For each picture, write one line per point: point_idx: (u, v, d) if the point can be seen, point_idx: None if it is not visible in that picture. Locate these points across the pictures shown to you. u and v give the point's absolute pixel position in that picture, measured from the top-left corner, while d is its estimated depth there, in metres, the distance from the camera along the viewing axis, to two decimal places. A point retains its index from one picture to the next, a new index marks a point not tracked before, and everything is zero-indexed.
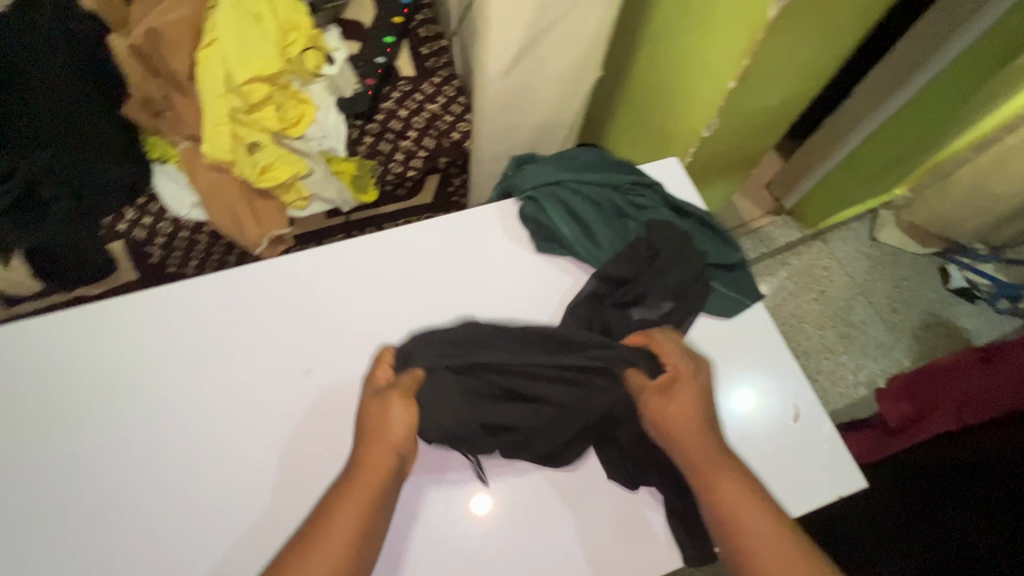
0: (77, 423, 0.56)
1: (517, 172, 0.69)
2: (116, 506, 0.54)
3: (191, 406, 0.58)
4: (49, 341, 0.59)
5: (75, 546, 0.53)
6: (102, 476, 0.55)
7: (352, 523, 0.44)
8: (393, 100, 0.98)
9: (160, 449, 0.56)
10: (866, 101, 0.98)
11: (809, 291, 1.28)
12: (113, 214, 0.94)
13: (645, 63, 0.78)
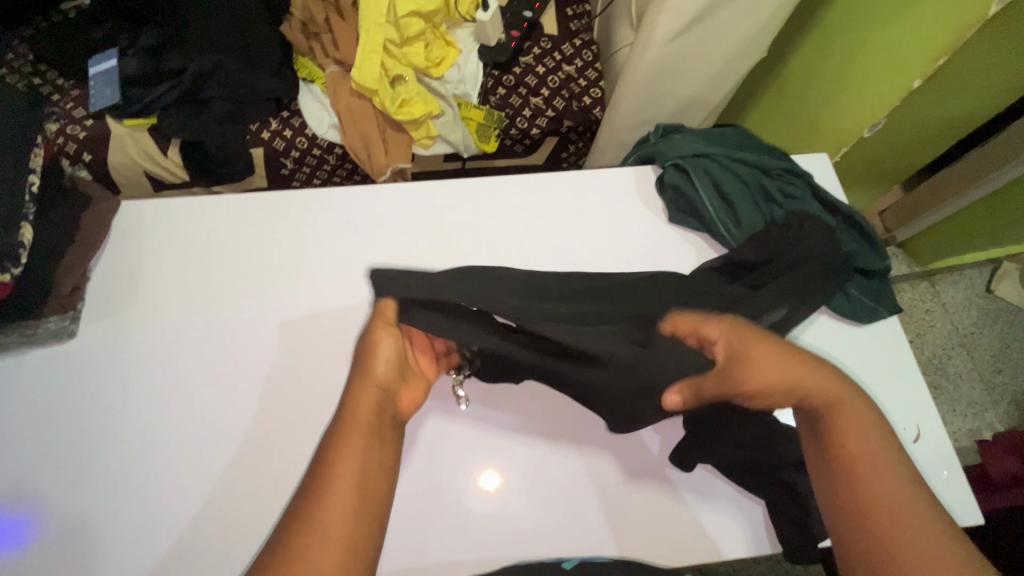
0: (135, 314, 0.58)
1: (662, 139, 0.68)
2: (155, 403, 0.55)
3: (291, 313, 0.59)
4: (213, 218, 0.63)
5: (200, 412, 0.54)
6: (147, 372, 0.56)
7: (354, 479, 0.39)
8: (532, 56, 0.99)
9: (204, 362, 0.56)
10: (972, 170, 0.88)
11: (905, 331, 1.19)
12: (259, 121, 0.99)
13: (811, 51, 0.74)
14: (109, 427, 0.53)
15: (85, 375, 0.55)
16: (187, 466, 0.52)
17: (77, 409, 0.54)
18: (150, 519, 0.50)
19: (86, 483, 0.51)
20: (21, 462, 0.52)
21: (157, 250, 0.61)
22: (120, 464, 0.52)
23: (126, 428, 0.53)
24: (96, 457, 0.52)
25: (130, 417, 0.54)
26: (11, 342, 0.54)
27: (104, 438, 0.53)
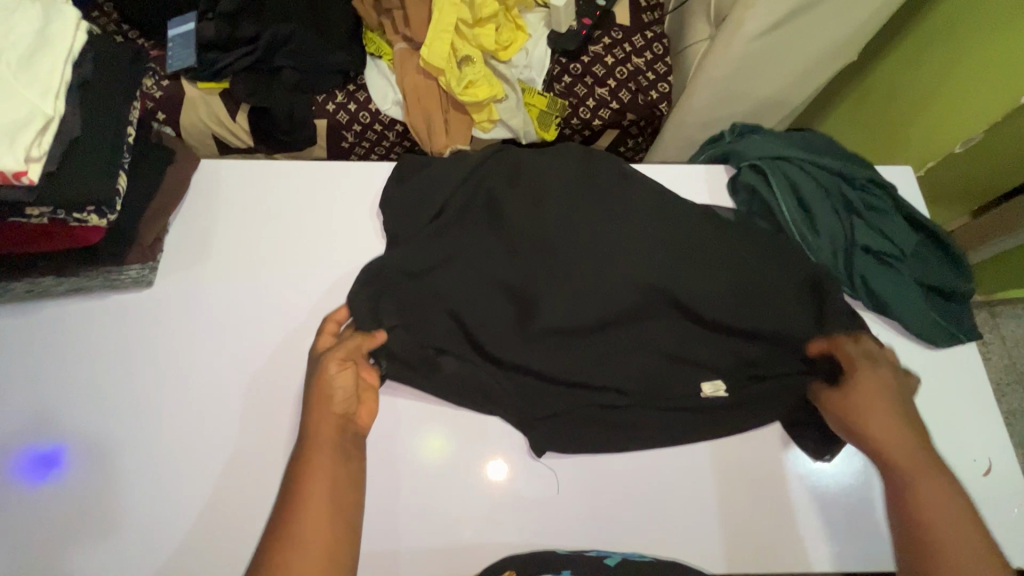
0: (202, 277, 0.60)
1: (738, 139, 0.66)
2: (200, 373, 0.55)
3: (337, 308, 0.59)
4: (287, 182, 0.64)
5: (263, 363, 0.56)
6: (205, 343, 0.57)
7: (328, 495, 0.45)
8: (602, 46, 0.97)
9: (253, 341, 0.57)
10: None
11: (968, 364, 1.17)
12: (326, 92, 1.00)
13: (904, 60, 0.72)
14: (179, 372, 0.55)
15: (160, 321, 0.57)
16: (244, 418, 0.54)
17: (152, 351, 0.56)
18: (215, 462, 0.52)
19: (140, 428, 0.53)
20: (93, 398, 0.54)
21: (233, 207, 0.63)
22: (188, 409, 0.54)
23: (192, 375, 0.55)
24: (166, 398, 0.54)
25: (197, 367, 0.56)
26: (95, 285, 0.57)
27: (175, 383, 0.55)
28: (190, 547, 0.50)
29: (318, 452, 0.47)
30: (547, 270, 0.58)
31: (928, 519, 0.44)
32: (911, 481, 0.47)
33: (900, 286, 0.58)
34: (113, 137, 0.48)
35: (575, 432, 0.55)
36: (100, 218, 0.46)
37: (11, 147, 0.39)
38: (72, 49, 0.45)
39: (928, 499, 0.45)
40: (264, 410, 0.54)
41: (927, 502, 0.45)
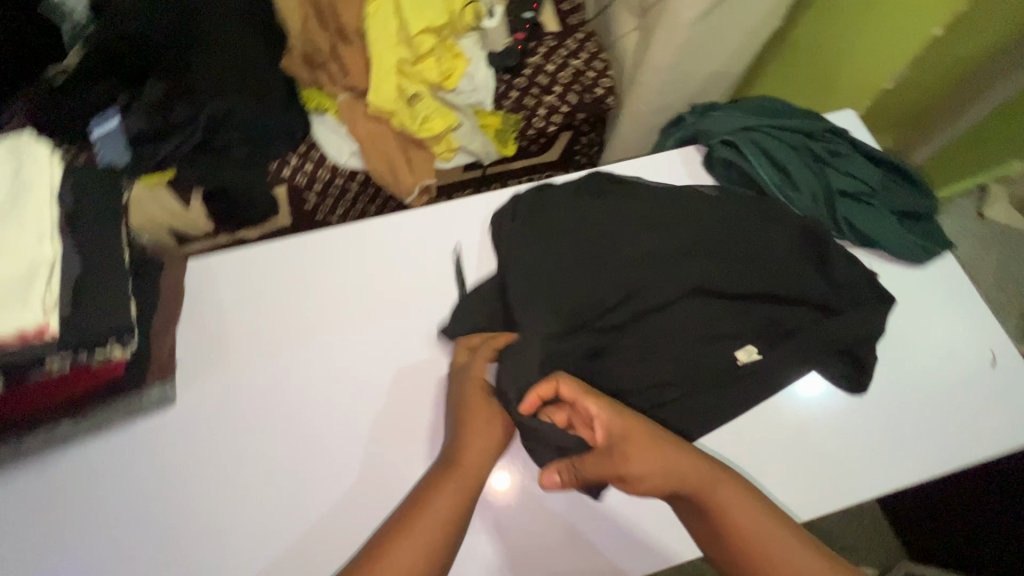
0: (218, 376, 0.58)
1: (701, 119, 0.71)
2: (241, 473, 0.54)
3: (373, 371, 0.59)
4: (287, 260, 0.63)
5: (321, 443, 0.56)
6: (238, 440, 0.56)
7: (452, 501, 0.48)
8: (540, 56, 1.00)
9: (291, 426, 0.56)
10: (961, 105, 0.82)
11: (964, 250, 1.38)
12: (277, 159, 0.99)
13: (822, 16, 0.78)
14: (238, 476, 0.54)
15: (198, 432, 0.56)
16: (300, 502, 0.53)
17: (194, 463, 0.54)
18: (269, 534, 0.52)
19: (187, 547, 0.52)
20: (153, 529, 0.52)
21: (239, 298, 0.61)
22: (260, 509, 0.53)
23: (252, 476, 0.54)
24: (232, 506, 0.53)
25: (253, 465, 0.55)
26: (116, 417, 0.53)
27: (236, 488, 0.54)
28: None
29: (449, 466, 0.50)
30: (606, 282, 0.60)
31: (725, 513, 0.46)
32: (717, 508, 0.47)
33: (881, 219, 0.63)
34: (113, 265, 0.45)
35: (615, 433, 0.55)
36: (123, 349, 0.44)
37: (27, 302, 0.37)
38: (55, 184, 0.42)
39: (730, 508, 0.46)
40: (326, 487, 0.54)
41: (734, 516, 0.46)
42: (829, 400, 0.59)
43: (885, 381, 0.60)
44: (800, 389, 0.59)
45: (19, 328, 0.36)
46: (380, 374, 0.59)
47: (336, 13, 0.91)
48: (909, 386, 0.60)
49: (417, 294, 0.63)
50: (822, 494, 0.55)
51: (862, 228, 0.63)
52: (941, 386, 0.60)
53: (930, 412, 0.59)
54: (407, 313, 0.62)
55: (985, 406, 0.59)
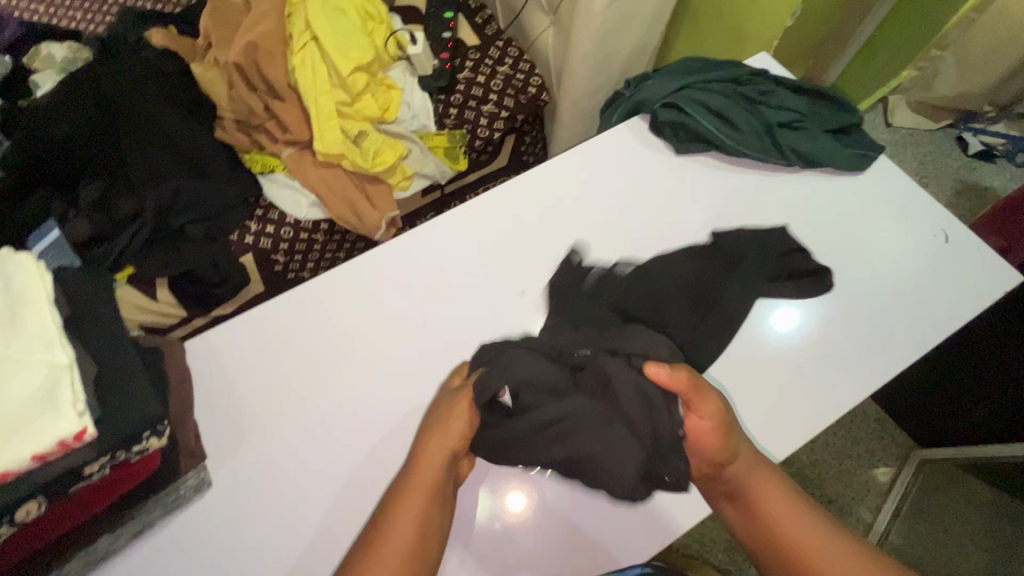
0: (245, 445, 0.57)
1: (638, 89, 0.75)
2: (293, 529, 0.54)
3: (402, 398, 0.60)
4: (286, 316, 0.63)
5: (370, 479, 0.56)
6: (283, 501, 0.55)
7: (416, 512, 0.49)
8: (468, 70, 1.03)
9: (333, 473, 0.57)
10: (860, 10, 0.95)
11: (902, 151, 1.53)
12: (237, 229, 0.97)
13: None
14: (297, 537, 0.54)
15: (244, 506, 0.55)
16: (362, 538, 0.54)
17: (246, 535, 0.54)
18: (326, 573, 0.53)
19: None
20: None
21: (249, 363, 0.61)
22: (327, 561, 0.53)
23: (309, 532, 0.54)
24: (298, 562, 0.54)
25: (309, 521, 0.55)
26: (156, 515, 0.52)
27: (299, 548, 0.54)
28: None
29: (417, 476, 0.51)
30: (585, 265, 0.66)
31: (763, 500, 0.51)
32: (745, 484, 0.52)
33: (819, 140, 0.69)
34: (126, 361, 0.44)
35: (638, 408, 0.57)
36: (159, 438, 0.43)
37: (60, 411, 0.36)
38: (50, 290, 0.41)
39: (769, 495, 0.51)
40: None
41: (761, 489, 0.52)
42: (818, 311, 0.64)
43: (858, 282, 0.66)
44: (780, 319, 0.63)
45: (59, 438, 0.35)
46: (408, 400, 0.60)
47: (262, 73, 0.91)
48: (880, 281, 0.66)
49: (423, 317, 0.64)
50: (836, 397, 0.60)
51: (807, 153, 0.69)
52: (907, 272, 0.66)
53: (907, 299, 0.65)
54: (417, 336, 0.63)
55: (946, 281, 0.66)
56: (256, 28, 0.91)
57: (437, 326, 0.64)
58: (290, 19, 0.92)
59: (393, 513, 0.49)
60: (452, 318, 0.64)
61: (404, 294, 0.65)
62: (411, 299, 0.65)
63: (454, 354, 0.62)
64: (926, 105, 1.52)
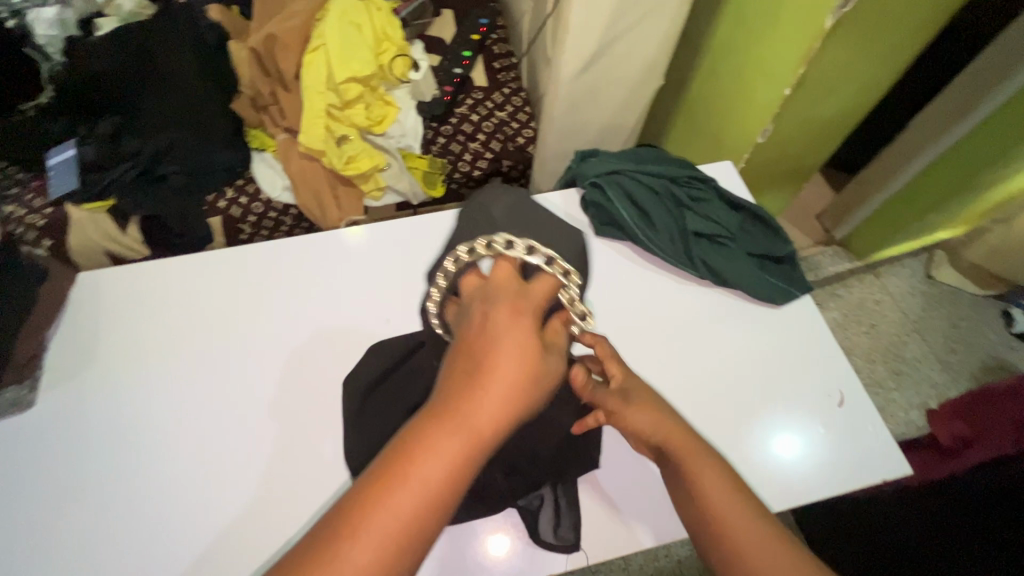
0: (86, 383, 0.62)
1: (580, 164, 0.76)
2: (89, 473, 0.58)
3: (239, 389, 0.62)
4: (171, 279, 0.68)
5: (185, 465, 0.58)
6: (94, 446, 0.59)
7: (496, 409, 0.35)
8: (466, 106, 1.08)
9: (148, 438, 0.59)
10: (921, 135, 1.09)
11: (926, 310, 1.42)
12: (215, 192, 1.04)
13: (711, 68, 0.88)
14: (119, 500, 0.57)
15: (68, 449, 0.59)
16: (143, 505, 0.57)
17: (49, 468, 0.58)
18: (100, 530, 0.56)
19: (25, 538, 0.55)
20: (13, 537, 0.55)
21: (124, 311, 0.66)
22: (106, 516, 0.56)
23: (124, 504, 0.57)
24: (80, 509, 0.56)
25: (117, 494, 0.57)
26: None
27: (113, 516, 0.56)
28: None
29: (450, 399, 0.36)
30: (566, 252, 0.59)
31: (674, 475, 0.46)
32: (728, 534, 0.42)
33: (738, 260, 0.68)
34: None
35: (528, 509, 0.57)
36: None
37: None
38: None
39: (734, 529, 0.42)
40: (165, 496, 0.57)
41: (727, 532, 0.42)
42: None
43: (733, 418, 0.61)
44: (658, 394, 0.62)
45: None
46: (244, 390, 0.62)
47: (276, 61, 1.00)
48: (759, 420, 0.61)
49: (293, 316, 0.67)
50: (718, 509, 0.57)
51: (721, 267, 0.67)
52: (787, 426, 0.61)
53: (775, 454, 0.60)
54: (280, 333, 0.66)
55: (829, 441, 0.61)
56: (284, 22, 1.00)
57: (295, 331, 0.66)
58: (315, 22, 1.00)
59: (419, 450, 0.33)
60: (316, 328, 0.66)
61: (290, 289, 0.68)
62: (293, 295, 0.68)
63: (299, 362, 0.64)
64: (973, 268, 1.36)
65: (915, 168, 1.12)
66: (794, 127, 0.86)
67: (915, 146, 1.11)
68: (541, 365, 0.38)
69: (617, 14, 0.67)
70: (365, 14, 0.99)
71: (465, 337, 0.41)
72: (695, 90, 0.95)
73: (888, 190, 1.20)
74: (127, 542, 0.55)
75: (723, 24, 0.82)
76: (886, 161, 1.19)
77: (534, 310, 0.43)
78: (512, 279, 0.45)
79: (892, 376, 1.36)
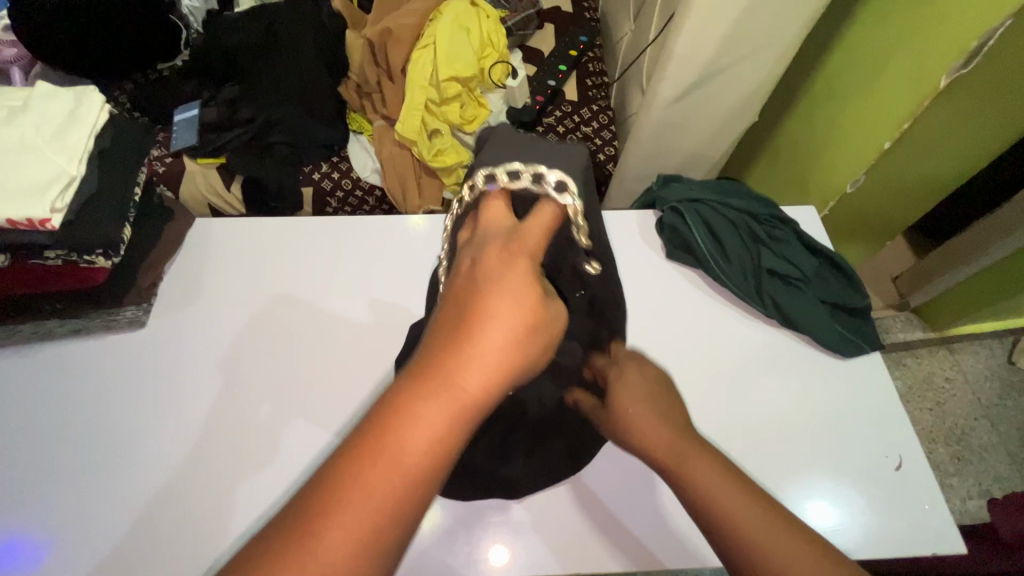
0: (186, 314, 0.69)
1: (662, 187, 0.78)
2: (172, 393, 0.64)
3: (313, 346, 0.68)
4: (271, 237, 0.75)
5: (257, 403, 0.64)
6: (183, 370, 0.65)
7: (486, 373, 0.34)
8: (554, 118, 1.12)
9: (229, 373, 0.66)
10: (1018, 214, 1.03)
11: (1001, 398, 1.33)
12: (312, 165, 1.13)
13: (808, 109, 0.88)
14: (195, 423, 0.62)
15: (161, 368, 0.65)
16: (211, 432, 0.62)
17: (141, 382, 0.64)
18: (169, 446, 0.61)
19: (108, 439, 0.61)
20: (102, 437, 0.61)
21: (228, 258, 0.73)
22: (178, 434, 0.62)
23: (200, 430, 0.62)
24: (159, 424, 0.62)
25: (193, 419, 0.63)
26: (94, 326, 0.66)
27: (186, 441, 0.61)
28: (108, 530, 0.57)
29: (437, 362, 0.34)
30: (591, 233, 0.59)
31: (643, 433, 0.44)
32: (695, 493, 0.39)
33: (809, 305, 0.67)
34: (120, 194, 0.57)
35: (539, 511, 0.59)
36: (106, 259, 0.56)
37: (40, 200, 0.48)
38: (97, 123, 0.55)
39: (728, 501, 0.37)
40: (232, 429, 0.62)
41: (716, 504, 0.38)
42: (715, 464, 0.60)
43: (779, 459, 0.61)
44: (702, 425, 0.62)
45: (28, 216, 0.48)
46: (319, 348, 0.68)
47: (387, 53, 1.07)
48: (807, 469, 0.60)
49: (372, 287, 0.72)
50: None
51: (787, 307, 0.67)
52: (835, 479, 0.60)
53: (819, 505, 0.59)
54: (357, 302, 0.71)
55: (877, 505, 0.59)
56: (401, 18, 1.08)
57: (372, 306, 0.71)
58: (429, 21, 1.07)
59: (402, 423, 0.31)
60: (390, 301, 0.71)
61: (374, 264, 0.74)
62: (376, 269, 0.73)
63: (372, 331, 0.69)
64: None
65: (1011, 245, 1.05)
66: (885, 182, 0.84)
67: (1010, 223, 1.04)
68: (537, 318, 0.37)
69: (725, 48, 0.69)
70: (475, 20, 1.05)
71: (459, 286, 0.39)
72: (787, 132, 0.94)
73: (973, 264, 1.13)
74: (191, 461, 0.60)
75: (828, 70, 0.82)
76: (975, 235, 1.13)
77: (531, 254, 0.40)
78: (516, 229, 0.42)
79: (952, 460, 1.27)
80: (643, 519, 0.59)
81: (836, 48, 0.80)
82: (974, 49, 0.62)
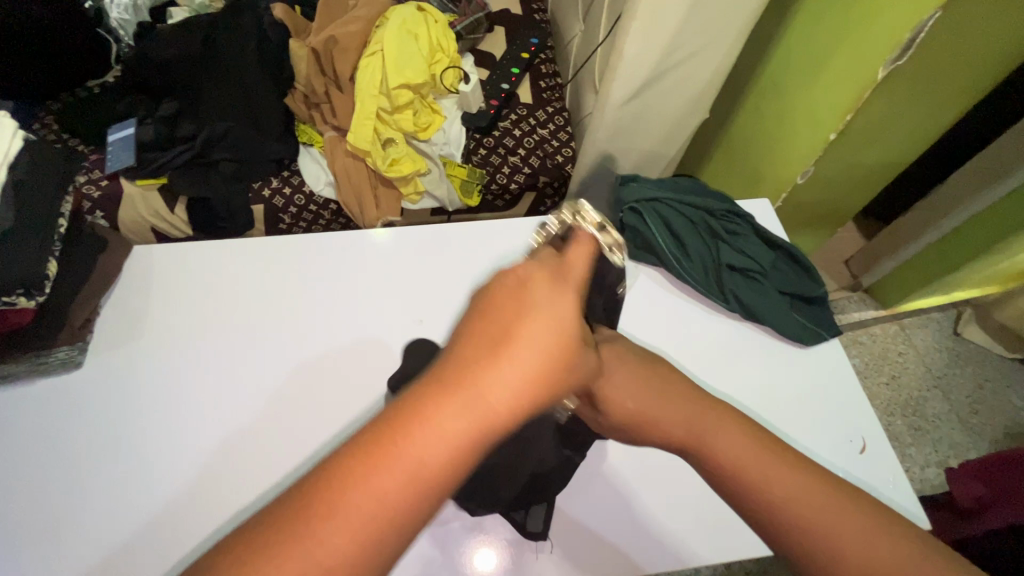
0: (128, 350, 0.64)
1: (621, 187, 0.78)
2: (118, 433, 0.60)
3: (270, 372, 0.64)
4: (218, 259, 0.71)
5: (211, 438, 0.60)
6: (128, 408, 0.61)
7: (505, 396, 0.33)
8: (509, 122, 1.11)
9: (179, 407, 0.61)
10: (953, 194, 1.09)
11: (950, 368, 1.40)
12: (261, 180, 1.08)
13: (756, 103, 0.90)
14: (144, 464, 0.58)
15: (103, 410, 0.61)
16: (163, 472, 0.58)
17: (82, 425, 0.60)
18: (116, 490, 0.57)
19: (50, 488, 0.57)
20: (40, 489, 0.57)
21: (169, 286, 0.69)
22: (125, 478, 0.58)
23: (151, 471, 0.58)
24: (105, 467, 0.58)
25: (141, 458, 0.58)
26: (22, 372, 0.61)
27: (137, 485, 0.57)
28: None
29: (460, 372, 0.33)
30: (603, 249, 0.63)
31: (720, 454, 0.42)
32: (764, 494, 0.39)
33: (767, 297, 0.68)
34: (41, 228, 0.53)
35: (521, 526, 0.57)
36: (29, 299, 0.51)
37: None
38: (9, 152, 0.51)
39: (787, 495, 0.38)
40: (184, 468, 0.58)
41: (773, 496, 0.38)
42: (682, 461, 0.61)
43: None
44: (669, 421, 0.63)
45: None
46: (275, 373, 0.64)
47: (334, 62, 1.04)
48: None
49: (330, 306, 0.69)
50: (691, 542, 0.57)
51: (748, 301, 0.68)
52: None
53: None
54: (314, 324, 0.68)
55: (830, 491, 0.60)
56: (345, 26, 1.05)
57: (332, 326, 0.68)
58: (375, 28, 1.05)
59: (421, 425, 0.31)
60: (351, 318, 0.68)
61: (331, 281, 0.71)
62: (334, 285, 0.71)
63: (332, 353, 0.66)
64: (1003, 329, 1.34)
65: (950, 224, 1.10)
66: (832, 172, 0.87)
67: (949, 202, 1.10)
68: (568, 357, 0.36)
69: (673, 46, 0.69)
70: (423, 25, 1.03)
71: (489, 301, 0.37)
72: (739, 126, 0.96)
73: (915, 244, 1.20)
74: (143, 504, 0.56)
75: (773, 64, 0.84)
76: (918, 216, 1.18)
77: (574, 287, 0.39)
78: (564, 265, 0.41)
79: (910, 431, 1.32)
80: (619, 527, 0.58)
81: (780, 43, 0.82)
82: (907, 40, 0.66)
